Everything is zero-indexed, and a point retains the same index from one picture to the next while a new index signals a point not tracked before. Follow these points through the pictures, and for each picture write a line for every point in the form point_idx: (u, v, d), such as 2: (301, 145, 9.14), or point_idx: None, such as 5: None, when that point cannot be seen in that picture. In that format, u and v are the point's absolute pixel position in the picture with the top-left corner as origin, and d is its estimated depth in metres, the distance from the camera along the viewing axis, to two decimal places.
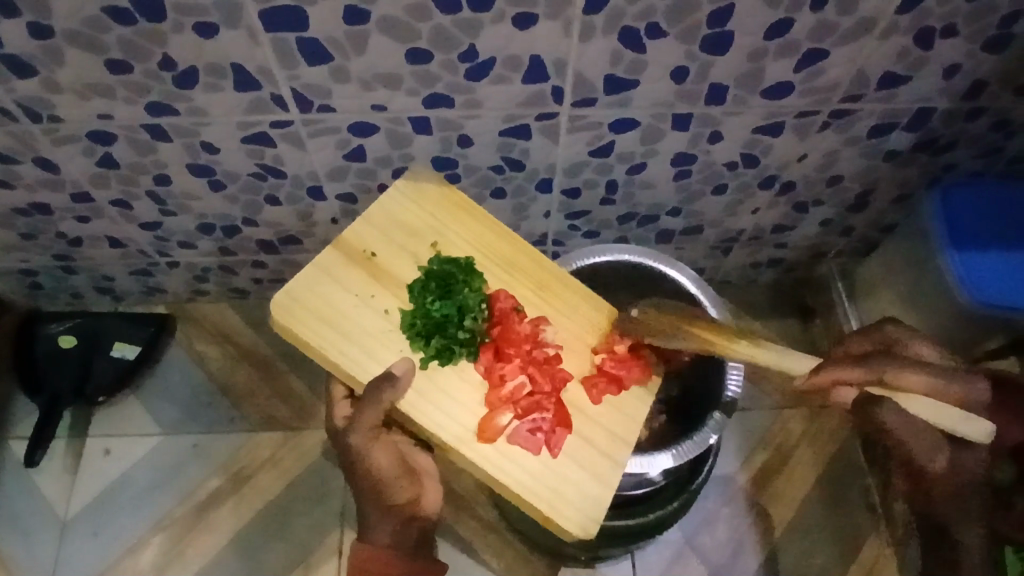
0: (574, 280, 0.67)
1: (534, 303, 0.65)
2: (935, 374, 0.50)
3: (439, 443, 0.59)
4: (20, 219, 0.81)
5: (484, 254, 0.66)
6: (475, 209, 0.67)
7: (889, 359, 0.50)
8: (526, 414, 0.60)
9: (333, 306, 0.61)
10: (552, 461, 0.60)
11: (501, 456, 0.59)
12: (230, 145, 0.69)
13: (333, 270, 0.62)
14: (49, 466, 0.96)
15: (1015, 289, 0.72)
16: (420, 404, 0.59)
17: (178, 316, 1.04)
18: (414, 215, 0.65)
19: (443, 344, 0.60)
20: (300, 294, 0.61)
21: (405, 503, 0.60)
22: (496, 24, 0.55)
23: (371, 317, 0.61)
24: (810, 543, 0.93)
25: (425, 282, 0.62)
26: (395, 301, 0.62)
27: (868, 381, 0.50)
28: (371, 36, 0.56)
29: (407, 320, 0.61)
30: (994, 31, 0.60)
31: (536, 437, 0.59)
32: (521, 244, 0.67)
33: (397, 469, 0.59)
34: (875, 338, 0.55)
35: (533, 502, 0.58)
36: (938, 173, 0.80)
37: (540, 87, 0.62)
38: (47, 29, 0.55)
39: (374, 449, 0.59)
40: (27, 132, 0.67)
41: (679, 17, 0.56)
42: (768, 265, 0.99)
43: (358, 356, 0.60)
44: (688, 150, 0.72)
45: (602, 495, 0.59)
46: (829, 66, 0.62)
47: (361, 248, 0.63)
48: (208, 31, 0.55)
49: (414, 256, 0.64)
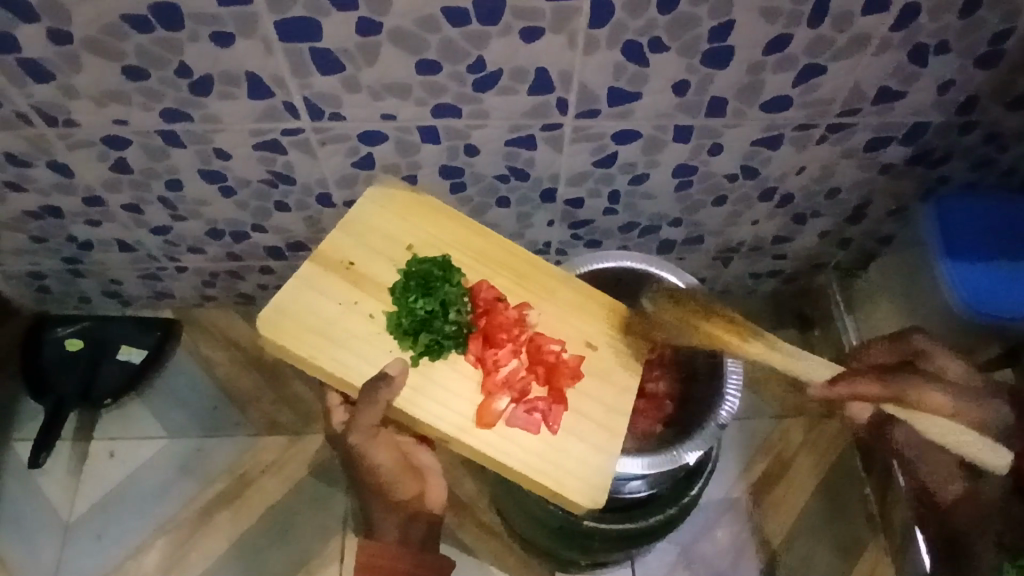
0: (560, 272, 0.69)
1: (515, 296, 0.67)
2: (956, 398, 0.56)
3: (439, 434, 0.61)
4: (33, 222, 0.82)
5: (463, 252, 0.67)
6: (446, 211, 0.69)
7: (911, 377, 0.57)
8: (521, 396, 0.62)
9: (319, 316, 0.62)
10: (553, 436, 0.62)
11: (501, 435, 0.61)
12: (243, 151, 0.71)
13: (316, 282, 0.63)
14: (55, 468, 0.97)
15: (1004, 299, 0.74)
16: (417, 399, 0.61)
17: (185, 321, 1.05)
18: (384, 219, 0.67)
19: (432, 339, 0.62)
20: (286, 309, 0.62)
21: (410, 499, 0.61)
22: (503, 37, 0.57)
23: (359, 322, 0.62)
24: (811, 551, 0.94)
25: (405, 282, 0.63)
26: (378, 304, 0.63)
27: (886, 398, 0.56)
28: (382, 47, 0.58)
29: (393, 320, 0.62)
30: (985, 47, 0.62)
31: (534, 417, 0.62)
32: (492, 236, 0.69)
33: (398, 467, 0.61)
34: (896, 347, 0.60)
35: (539, 479, 0.60)
36: (933, 185, 0.81)
37: (545, 98, 0.64)
38: (66, 36, 0.57)
39: (374, 448, 0.61)
40: (43, 137, 0.69)
41: (679, 33, 0.58)
42: (768, 276, 1.00)
43: (350, 360, 0.61)
44: (688, 162, 0.74)
45: (603, 466, 0.62)
46: (826, 80, 0.64)
47: (340, 258, 0.65)
48: (224, 40, 0.57)
49: (391, 259, 0.65)
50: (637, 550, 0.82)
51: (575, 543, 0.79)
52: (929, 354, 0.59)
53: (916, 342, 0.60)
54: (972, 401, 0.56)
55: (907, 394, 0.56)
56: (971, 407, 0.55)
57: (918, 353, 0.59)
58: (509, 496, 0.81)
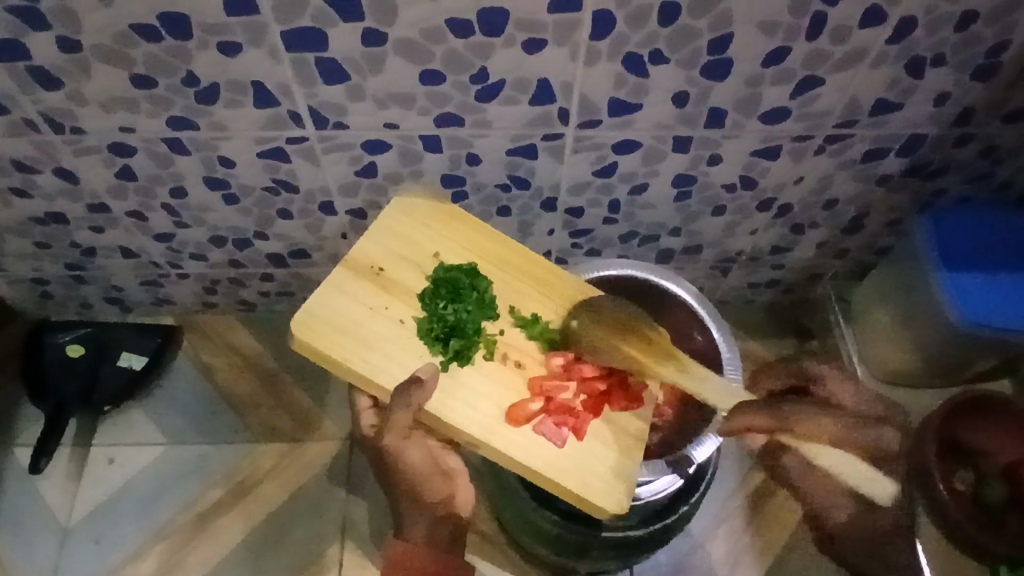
0: (575, 278, 0.70)
1: (538, 302, 0.68)
2: (836, 420, 0.62)
3: (466, 436, 0.62)
4: (37, 228, 0.83)
5: (485, 260, 0.69)
6: (469, 219, 0.70)
7: (800, 407, 0.63)
8: (556, 406, 0.63)
9: (350, 321, 0.63)
10: (579, 443, 0.63)
11: (528, 442, 0.62)
12: (247, 159, 0.72)
13: (346, 287, 0.64)
14: (54, 473, 0.97)
15: (1001, 312, 0.75)
16: (445, 401, 0.62)
17: (185, 327, 1.05)
18: (411, 227, 0.69)
19: (461, 344, 0.63)
20: (318, 312, 0.63)
21: (440, 501, 0.63)
22: (506, 48, 0.58)
23: (389, 327, 0.63)
24: (807, 559, 0.95)
25: (435, 288, 0.65)
26: (409, 309, 0.64)
27: (780, 429, 0.62)
28: (388, 57, 0.59)
29: (424, 325, 0.63)
30: (981, 61, 0.63)
31: (563, 424, 0.63)
32: (517, 246, 0.70)
33: (430, 469, 0.63)
34: (792, 372, 0.70)
35: (566, 482, 0.61)
36: (930, 198, 0.82)
37: (547, 108, 0.65)
38: (76, 43, 0.58)
39: (407, 449, 0.62)
40: (50, 143, 0.70)
41: (679, 44, 0.59)
42: (766, 286, 1.01)
43: (383, 364, 0.62)
44: (687, 172, 0.75)
45: (625, 469, 0.63)
46: (823, 93, 0.65)
47: (370, 263, 0.66)
48: (232, 49, 0.58)
49: (418, 267, 0.66)
50: (638, 559, 0.82)
51: (573, 548, 0.79)
52: (821, 378, 0.68)
53: (808, 369, 0.69)
54: (856, 426, 0.63)
55: (791, 423, 0.62)
56: (858, 435, 0.62)
57: (812, 379, 0.69)
58: (505, 500, 0.81)
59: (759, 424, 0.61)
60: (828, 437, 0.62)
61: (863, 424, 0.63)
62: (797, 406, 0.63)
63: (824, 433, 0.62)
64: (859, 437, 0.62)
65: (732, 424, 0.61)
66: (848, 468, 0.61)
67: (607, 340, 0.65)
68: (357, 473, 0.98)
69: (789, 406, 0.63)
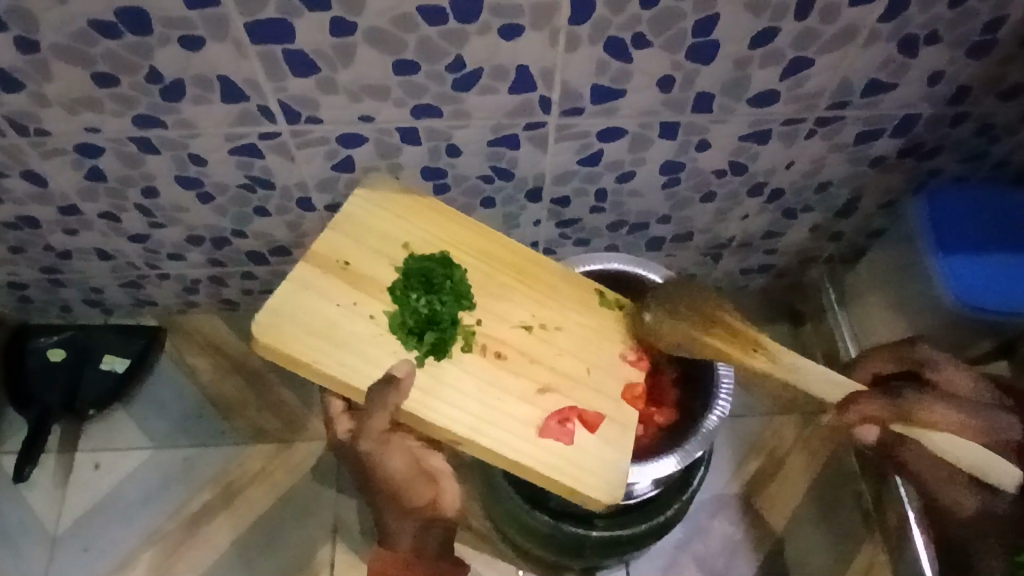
0: (557, 266, 0.69)
1: (517, 291, 0.66)
2: (959, 408, 0.56)
3: (451, 437, 0.59)
4: (10, 232, 0.81)
5: (462, 250, 0.67)
6: (446, 210, 0.68)
7: (913, 395, 0.57)
8: (552, 408, 0.62)
9: (320, 319, 0.60)
10: (569, 449, 0.61)
11: (519, 438, 0.60)
12: (218, 156, 0.69)
13: (312, 284, 0.61)
14: (39, 483, 0.95)
15: (1002, 294, 0.72)
16: (426, 400, 0.59)
17: (168, 328, 1.03)
18: (379, 216, 0.66)
19: (437, 338, 0.61)
20: (284, 312, 0.59)
21: (424, 506, 0.61)
22: (482, 36, 0.56)
23: (360, 324, 0.60)
24: (807, 547, 0.94)
25: (406, 280, 0.63)
26: (379, 305, 0.61)
27: (895, 417, 0.56)
28: (358, 47, 0.56)
29: (397, 320, 0.61)
30: (977, 37, 0.61)
31: (565, 427, 0.61)
32: (489, 232, 0.68)
33: (411, 472, 0.60)
34: (903, 355, 0.61)
35: (556, 479, 0.59)
36: (924, 178, 0.80)
37: (527, 96, 0.62)
38: (34, 43, 0.55)
39: (388, 456, 0.59)
40: (15, 146, 0.67)
41: (663, 27, 0.56)
42: (759, 271, 0.99)
43: (356, 364, 0.59)
44: (675, 158, 0.73)
45: (619, 463, 0.62)
46: (812, 74, 0.63)
47: (335, 257, 0.63)
48: (196, 44, 0.55)
49: (389, 258, 0.64)
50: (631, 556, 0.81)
51: (565, 547, 0.77)
52: (931, 361, 0.60)
53: (918, 350, 0.61)
54: (973, 410, 0.56)
55: (909, 413, 0.56)
56: (980, 421, 0.56)
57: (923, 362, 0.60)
58: (496, 500, 0.80)
59: (874, 414, 0.56)
60: (950, 426, 0.55)
61: (983, 409, 0.56)
62: (918, 395, 0.57)
63: (942, 422, 0.55)
64: (982, 423, 0.56)
65: (844, 419, 0.57)
66: (966, 454, 0.55)
67: (685, 335, 0.62)
68: (346, 472, 0.96)
69: (909, 398, 0.56)
